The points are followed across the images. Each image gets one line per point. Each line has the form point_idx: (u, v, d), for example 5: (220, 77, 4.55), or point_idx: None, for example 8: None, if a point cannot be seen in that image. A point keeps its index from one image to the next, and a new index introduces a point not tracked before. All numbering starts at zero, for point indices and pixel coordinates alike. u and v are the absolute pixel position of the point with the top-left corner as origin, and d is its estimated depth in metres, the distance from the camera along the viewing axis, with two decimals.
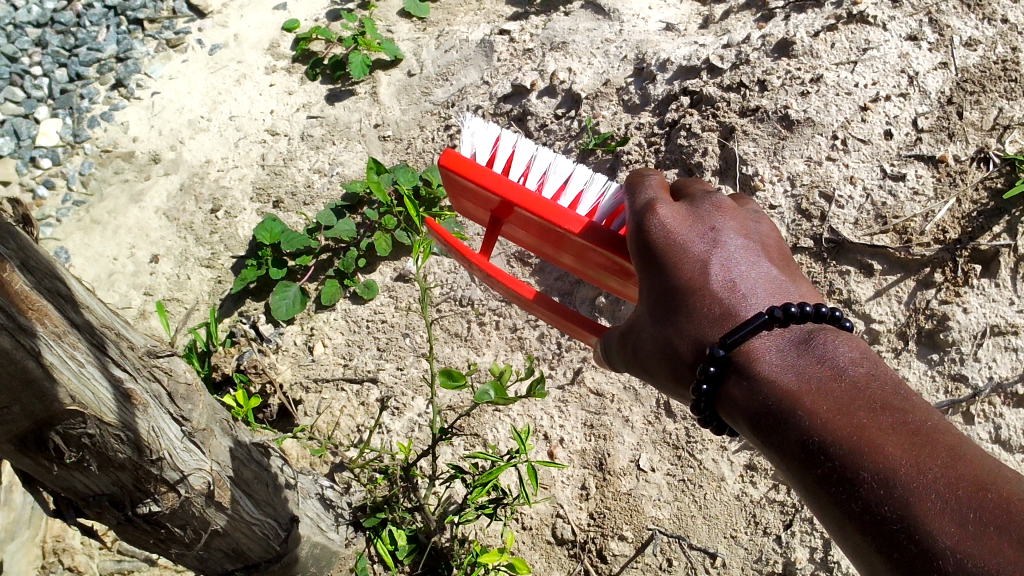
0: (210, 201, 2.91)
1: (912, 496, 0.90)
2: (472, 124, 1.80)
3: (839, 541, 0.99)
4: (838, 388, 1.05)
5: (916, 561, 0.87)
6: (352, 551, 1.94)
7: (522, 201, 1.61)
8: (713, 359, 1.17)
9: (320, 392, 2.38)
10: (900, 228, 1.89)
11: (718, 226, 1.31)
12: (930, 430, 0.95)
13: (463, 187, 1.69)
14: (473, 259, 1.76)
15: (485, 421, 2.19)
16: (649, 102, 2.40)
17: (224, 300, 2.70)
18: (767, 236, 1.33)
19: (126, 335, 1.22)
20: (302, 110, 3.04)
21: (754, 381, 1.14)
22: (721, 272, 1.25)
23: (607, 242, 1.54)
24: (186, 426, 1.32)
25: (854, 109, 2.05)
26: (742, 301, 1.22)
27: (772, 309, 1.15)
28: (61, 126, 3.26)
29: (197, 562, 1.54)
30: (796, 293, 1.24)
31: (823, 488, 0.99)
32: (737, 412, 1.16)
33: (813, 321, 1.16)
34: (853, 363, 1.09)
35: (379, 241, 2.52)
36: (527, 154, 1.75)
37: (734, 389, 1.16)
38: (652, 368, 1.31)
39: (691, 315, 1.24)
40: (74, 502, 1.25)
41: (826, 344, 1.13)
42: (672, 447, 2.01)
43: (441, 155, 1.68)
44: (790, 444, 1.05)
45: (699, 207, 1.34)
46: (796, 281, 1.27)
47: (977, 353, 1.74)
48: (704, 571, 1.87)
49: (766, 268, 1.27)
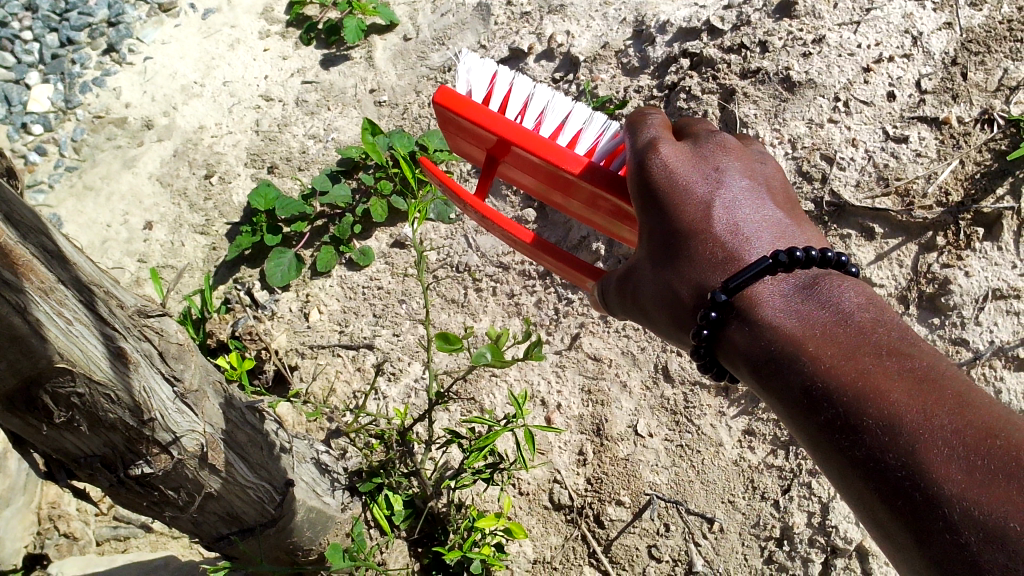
0: (204, 167, 2.88)
1: (918, 443, 0.88)
2: (469, 61, 1.77)
3: (841, 488, 0.98)
4: (843, 333, 1.03)
5: (920, 509, 0.85)
6: (349, 516, 1.91)
7: (519, 140, 1.60)
8: (715, 305, 1.15)
9: (316, 358, 2.36)
10: (902, 190, 1.86)
11: (722, 167, 1.28)
12: (938, 376, 0.93)
13: (460, 126, 1.67)
14: (469, 200, 1.73)
15: (482, 386, 2.17)
16: (649, 65, 2.37)
17: (219, 267, 2.67)
18: (772, 178, 1.31)
19: (116, 293, 1.20)
20: (297, 76, 3.00)
21: (757, 327, 1.12)
22: (725, 214, 1.23)
23: (604, 181, 1.52)
24: (178, 386, 1.30)
25: (856, 71, 2.02)
26: (746, 245, 1.20)
27: (777, 254, 1.13)
28: (53, 91, 3.22)
29: (191, 526, 1.53)
30: (801, 237, 1.22)
31: (825, 435, 0.98)
32: (739, 359, 1.15)
33: (819, 266, 1.14)
34: (860, 307, 1.07)
35: (375, 206, 2.49)
36: (525, 92, 1.73)
37: (736, 335, 1.15)
38: (651, 312, 1.29)
39: (693, 259, 1.22)
40: (65, 464, 1.24)
41: (831, 289, 1.11)
42: (671, 412, 1.99)
43: (437, 91, 1.66)
44: (793, 390, 1.04)
45: (703, 147, 1.31)
46: (801, 225, 1.25)
47: (978, 317, 1.72)
48: (701, 536, 1.87)
49: (771, 211, 1.25)
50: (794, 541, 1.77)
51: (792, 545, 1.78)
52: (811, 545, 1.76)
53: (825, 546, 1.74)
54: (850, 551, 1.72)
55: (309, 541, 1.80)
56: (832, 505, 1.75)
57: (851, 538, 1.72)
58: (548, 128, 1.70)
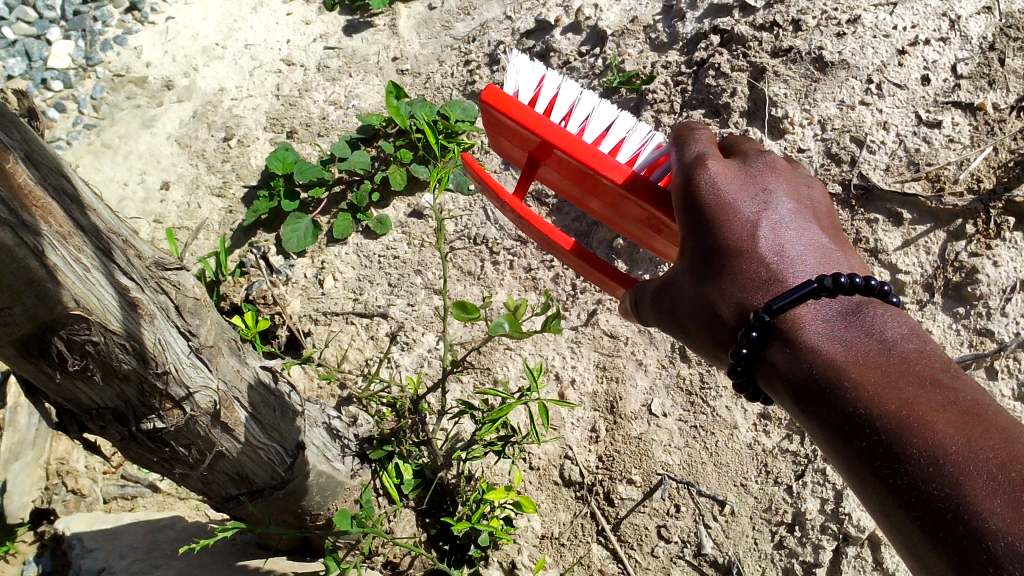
0: (223, 129, 2.85)
1: (962, 475, 0.86)
2: (517, 62, 1.72)
3: (879, 518, 0.96)
4: (886, 362, 1.02)
5: (962, 540, 0.83)
6: (357, 483, 1.88)
7: (562, 144, 1.56)
8: (757, 325, 1.13)
9: (329, 325, 2.35)
10: (933, 176, 1.83)
11: (768, 189, 1.26)
12: (982, 411, 0.92)
13: (504, 125, 1.63)
14: (506, 200, 1.70)
15: (496, 358, 2.15)
16: (678, 41, 2.33)
17: (235, 230, 2.65)
18: (818, 203, 1.29)
19: (134, 242, 1.18)
20: (319, 41, 2.96)
21: (799, 350, 1.10)
22: (770, 236, 1.21)
23: (645, 193, 1.50)
24: (194, 341, 1.28)
25: (891, 52, 1.98)
26: (790, 269, 1.18)
27: (822, 279, 1.11)
28: (73, 48, 3.18)
29: (200, 484, 1.52)
30: (845, 263, 1.20)
31: (867, 462, 0.96)
32: (778, 380, 1.12)
33: (861, 294, 1.12)
34: (902, 339, 1.05)
35: (394, 174, 2.48)
36: (572, 97, 1.70)
37: (776, 356, 1.12)
38: (687, 327, 1.26)
39: (736, 277, 1.19)
40: (77, 414, 1.24)
41: (874, 317, 1.09)
42: (686, 392, 1.98)
43: (483, 90, 1.62)
44: (834, 416, 1.02)
45: (750, 168, 1.29)
46: (843, 251, 1.23)
47: (1005, 308, 1.69)
48: (711, 518, 1.85)
49: (815, 236, 1.23)
50: (806, 527, 1.76)
51: (804, 531, 1.76)
52: (822, 532, 1.74)
53: (837, 533, 1.73)
54: (862, 540, 1.70)
55: (317, 506, 1.77)
56: (846, 493, 1.74)
57: (864, 527, 1.70)
58: (591, 134, 1.67)
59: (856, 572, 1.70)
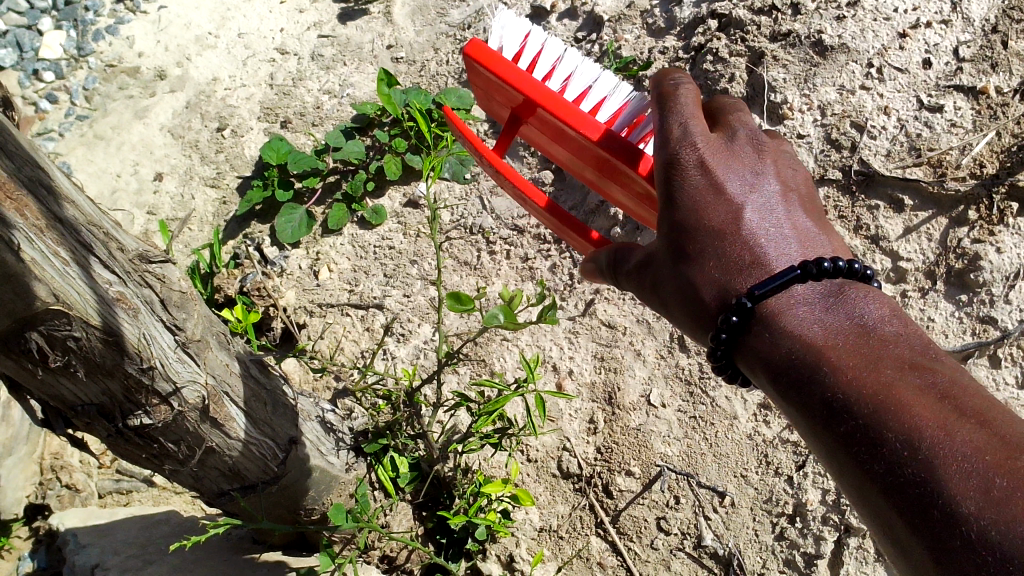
0: (217, 120, 2.82)
1: (937, 458, 0.83)
2: (503, 19, 1.70)
3: (858, 504, 0.93)
4: (867, 346, 1.00)
5: (937, 525, 0.81)
6: (352, 477, 1.83)
7: (542, 99, 1.53)
8: (738, 308, 1.11)
9: (324, 317, 2.32)
10: (935, 161, 1.80)
11: (753, 169, 1.23)
12: (961, 393, 0.89)
13: (486, 80, 1.60)
14: (487, 157, 1.67)
15: (493, 349, 2.12)
16: (675, 26, 2.29)
17: (229, 222, 2.61)
18: (802, 186, 1.26)
19: (116, 235, 1.15)
20: (312, 29, 2.93)
21: (779, 333, 1.08)
22: (754, 218, 1.18)
23: (620, 154, 1.47)
24: (180, 336, 1.25)
25: (891, 36, 1.95)
26: (774, 253, 1.16)
27: (806, 264, 1.09)
28: (65, 38, 3.13)
29: (192, 479, 1.50)
30: (827, 247, 1.19)
31: (845, 448, 0.94)
32: (757, 364, 1.10)
33: (844, 277, 1.10)
34: (884, 323, 1.03)
35: (389, 164, 2.45)
36: (555, 54, 1.67)
37: (755, 339, 1.10)
38: (667, 302, 1.23)
39: (718, 259, 1.17)
40: (62, 412, 1.22)
41: (857, 301, 1.07)
42: (685, 383, 1.96)
43: (467, 44, 1.59)
44: (812, 401, 0.99)
45: (735, 143, 1.25)
46: (825, 233, 1.22)
47: (1008, 295, 1.66)
48: (711, 509, 1.83)
49: (799, 220, 1.21)
50: (807, 518, 1.74)
51: (804, 522, 1.74)
52: (824, 523, 1.72)
53: (839, 524, 1.71)
54: (864, 531, 1.69)
55: (311, 500, 1.73)
56: None
57: None
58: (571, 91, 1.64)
59: (858, 563, 1.69)
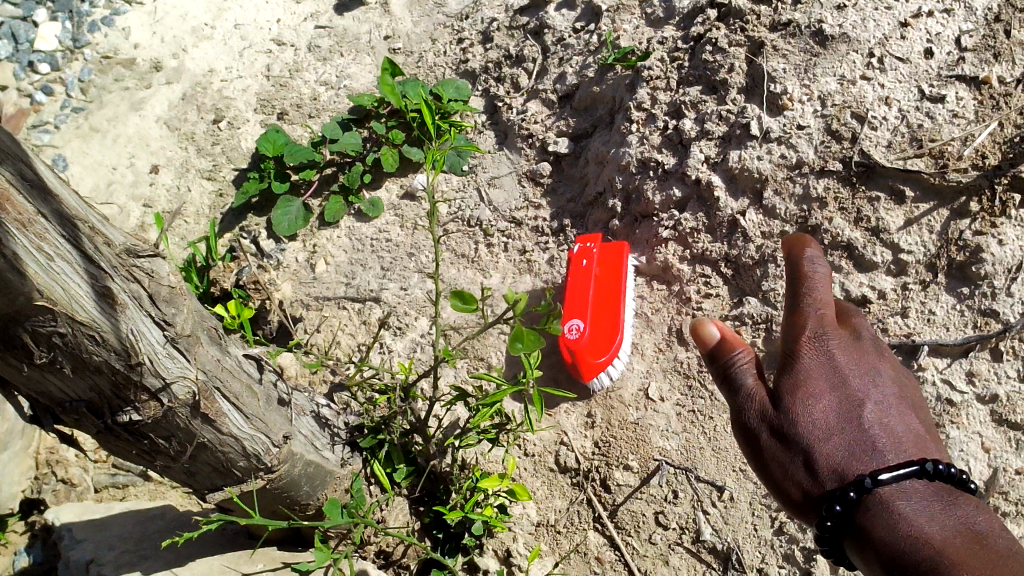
0: (213, 112, 2.80)
1: None
2: None
3: None
4: (987, 554, 1.15)
5: None
6: (348, 471, 1.82)
7: None
8: (859, 488, 1.23)
9: (321, 310, 2.30)
10: (937, 152, 1.78)
11: (875, 367, 1.36)
12: None
13: None
14: None
15: (490, 343, 2.10)
16: (674, 16, 2.25)
17: (226, 214, 2.60)
18: (910, 391, 1.39)
19: (103, 230, 1.12)
20: (309, 20, 2.91)
21: (898, 523, 1.20)
22: (875, 411, 1.31)
23: None
24: (169, 331, 1.23)
25: (893, 25, 1.91)
26: (893, 446, 1.28)
27: (927, 463, 1.23)
28: (60, 30, 3.10)
29: (185, 475, 1.50)
30: (935, 454, 1.31)
31: None
32: (869, 548, 1.22)
33: (955, 485, 1.24)
34: (997, 538, 1.18)
35: (386, 156, 2.42)
36: None
37: (872, 525, 1.21)
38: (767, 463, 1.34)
39: (840, 441, 1.29)
40: (51, 408, 1.22)
41: (969, 510, 1.22)
42: (683, 375, 1.94)
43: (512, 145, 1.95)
44: None
45: (864, 342, 1.38)
46: (934, 444, 1.34)
47: (1010, 288, 1.69)
48: (711, 504, 1.82)
49: (914, 424, 1.33)
50: None
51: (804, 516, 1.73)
52: None
53: None
54: None
55: (305, 495, 1.71)
56: None
57: None
58: None
59: None
